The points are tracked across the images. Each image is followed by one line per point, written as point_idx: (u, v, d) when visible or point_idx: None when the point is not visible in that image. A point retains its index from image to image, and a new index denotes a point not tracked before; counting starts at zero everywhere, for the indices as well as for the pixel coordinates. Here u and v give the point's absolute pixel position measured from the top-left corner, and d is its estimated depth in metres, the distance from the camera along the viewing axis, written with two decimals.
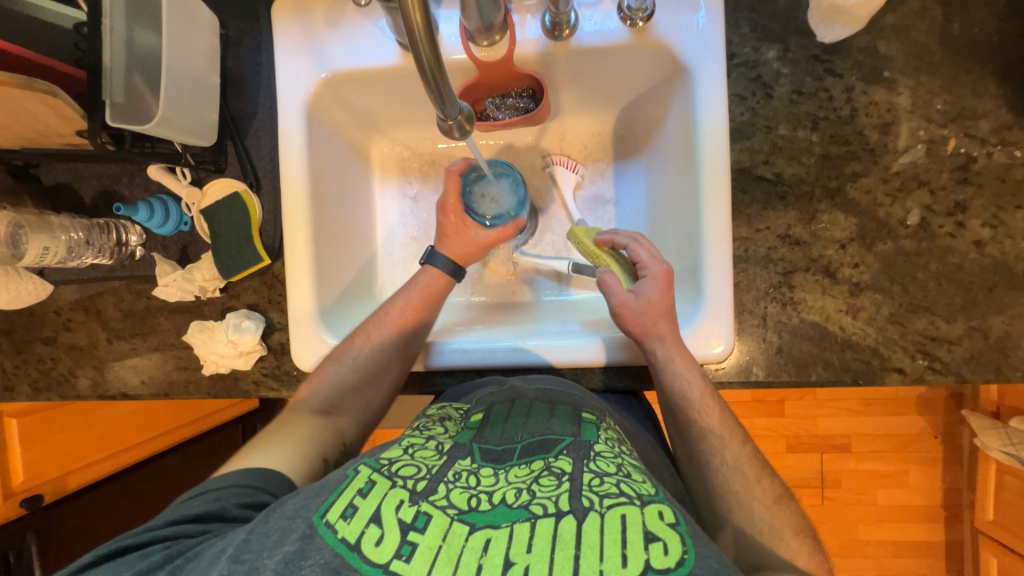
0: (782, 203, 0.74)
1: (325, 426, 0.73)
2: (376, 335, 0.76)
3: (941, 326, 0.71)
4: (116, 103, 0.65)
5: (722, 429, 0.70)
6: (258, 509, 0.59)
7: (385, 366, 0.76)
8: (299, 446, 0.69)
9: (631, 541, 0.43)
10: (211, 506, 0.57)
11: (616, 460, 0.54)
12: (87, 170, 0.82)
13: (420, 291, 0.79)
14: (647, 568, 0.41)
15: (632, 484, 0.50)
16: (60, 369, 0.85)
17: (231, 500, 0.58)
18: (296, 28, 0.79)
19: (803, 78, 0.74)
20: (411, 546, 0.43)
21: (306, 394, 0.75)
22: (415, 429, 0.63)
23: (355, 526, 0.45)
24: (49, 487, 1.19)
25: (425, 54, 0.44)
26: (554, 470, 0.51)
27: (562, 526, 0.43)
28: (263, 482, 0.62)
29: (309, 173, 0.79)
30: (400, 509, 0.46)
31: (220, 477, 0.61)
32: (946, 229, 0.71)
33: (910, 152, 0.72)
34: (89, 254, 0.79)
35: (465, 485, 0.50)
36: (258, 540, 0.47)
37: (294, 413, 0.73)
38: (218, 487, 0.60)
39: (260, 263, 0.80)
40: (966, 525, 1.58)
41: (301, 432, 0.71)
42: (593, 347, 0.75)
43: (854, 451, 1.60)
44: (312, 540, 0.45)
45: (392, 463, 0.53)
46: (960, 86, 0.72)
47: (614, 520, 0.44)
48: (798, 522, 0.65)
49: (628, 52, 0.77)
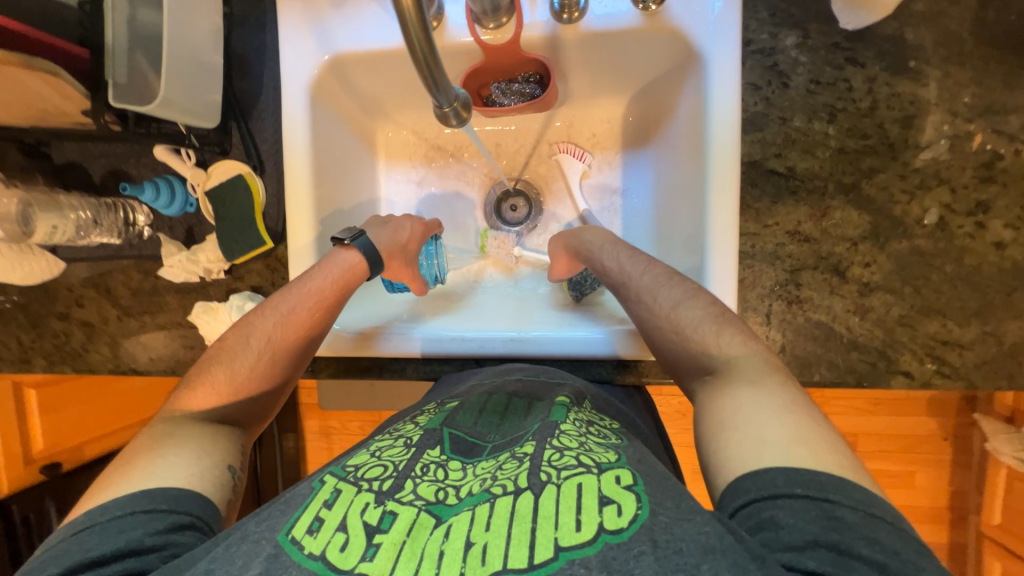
0: (793, 198, 0.71)
1: (226, 431, 0.63)
2: (279, 329, 0.71)
3: (953, 330, 0.69)
4: (119, 83, 0.67)
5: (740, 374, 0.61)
6: (178, 531, 0.51)
7: (291, 361, 0.72)
8: (187, 459, 0.57)
9: (585, 507, 0.45)
10: (120, 540, 0.49)
11: (580, 436, 0.55)
12: (95, 149, 0.83)
13: (331, 282, 0.74)
14: (601, 530, 0.43)
15: (593, 454, 0.51)
16: (74, 344, 0.87)
17: (142, 529, 0.50)
18: (300, 8, 0.78)
19: (823, 67, 0.71)
20: (376, 546, 0.45)
21: (198, 404, 0.64)
22: (385, 433, 0.63)
23: (321, 538, 0.46)
24: (66, 456, 1.23)
25: (417, 40, 0.43)
26: (518, 455, 0.53)
27: (520, 502, 0.46)
28: (170, 503, 0.52)
29: (312, 158, 0.79)
30: (366, 512, 0.48)
31: (121, 503, 0.52)
32: (966, 230, 0.68)
33: (932, 148, 0.69)
34: (98, 233, 0.82)
35: (433, 478, 0.51)
36: (219, 563, 0.45)
37: (174, 426, 0.61)
38: (122, 514, 0.51)
39: (263, 247, 0.81)
40: (971, 529, 1.56)
41: (189, 442, 0.59)
42: (597, 341, 0.75)
43: (860, 451, 1.58)
44: (279, 559, 0.45)
45: (358, 468, 0.54)
46: (991, 78, 0.68)
47: (570, 490, 0.47)
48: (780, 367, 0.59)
49: (640, 37, 0.74)
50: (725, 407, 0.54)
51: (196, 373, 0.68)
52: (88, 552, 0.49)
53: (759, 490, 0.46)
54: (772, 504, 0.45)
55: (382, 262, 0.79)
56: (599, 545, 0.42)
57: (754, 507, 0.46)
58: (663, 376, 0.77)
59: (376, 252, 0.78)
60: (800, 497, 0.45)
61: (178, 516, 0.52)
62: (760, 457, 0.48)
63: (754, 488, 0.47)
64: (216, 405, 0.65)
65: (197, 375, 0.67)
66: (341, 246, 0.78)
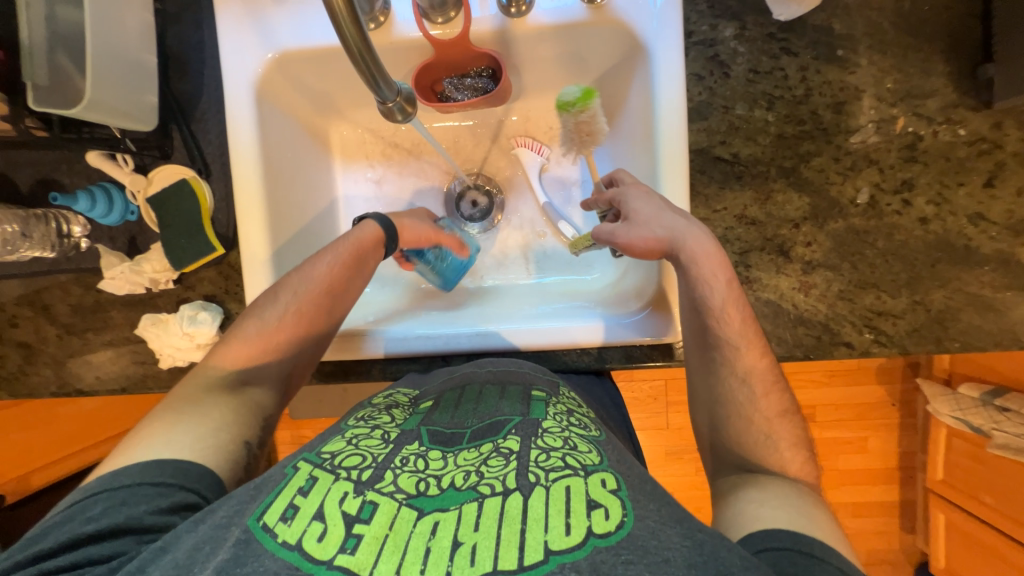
0: (739, 183, 0.75)
1: (247, 398, 0.67)
2: (303, 293, 0.72)
3: (886, 301, 0.74)
4: (39, 85, 0.63)
5: (739, 338, 0.68)
6: (180, 511, 0.53)
7: (315, 337, 0.73)
8: (207, 429, 0.61)
9: (574, 511, 0.46)
10: (124, 515, 0.51)
11: (563, 434, 0.56)
12: (20, 157, 0.77)
13: (350, 244, 0.75)
14: (589, 534, 0.45)
15: (578, 455, 0.53)
16: (9, 367, 0.82)
17: (147, 505, 0.52)
18: (239, 3, 0.75)
19: (760, 57, 0.74)
20: (357, 538, 0.44)
21: (221, 364, 0.68)
22: (359, 419, 0.62)
23: (296, 526, 0.45)
24: (13, 486, 1.18)
25: (351, 35, 0.42)
26: (503, 450, 0.53)
27: (509, 503, 0.47)
28: (181, 479, 0.55)
29: (262, 159, 0.76)
30: (345, 501, 0.47)
31: (132, 473, 0.54)
32: (893, 207, 0.73)
33: (861, 131, 0.74)
34: (29, 247, 0.76)
35: (413, 469, 0.51)
36: (185, 557, 0.45)
37: (202, 385, 0.66)
38: (130, 486, 0.53)
39: (213, 254, 0.77)
40: (919, 486, 1.68)
41: (211, 412, 0.63)
42: (593, 327, 0.76)
43: (819, 421, 1.67)
44: (249, 545, 0.45)
45: (335, 455, 0.53)
46: (909, 65, 0.73)
47: (559, 492, 0.48)
48: (796, 435, 0.67)
49: (587, 31, 0.75)
50: (774, 487, 0.60)
51: (231, 329, 0.72)
52: (92, 522, 0.50)
53: (792, 544, 0.51)
54: (807, 558, 0.50)
55: (398, 240, 0.78)
56: (588, 548, 0.44)
57: (785, 555, 0.50)
58: (626, 362, 0.79)
59: (393, 228, 0.77)
60: (835, 568, 0.49)
61: (185, 492, 0.55)
62: (798, 525, 0.54)
63: (787, 540, 0.52)
64: (242, 364, 0.69)
65: (229, 332, 0.71)
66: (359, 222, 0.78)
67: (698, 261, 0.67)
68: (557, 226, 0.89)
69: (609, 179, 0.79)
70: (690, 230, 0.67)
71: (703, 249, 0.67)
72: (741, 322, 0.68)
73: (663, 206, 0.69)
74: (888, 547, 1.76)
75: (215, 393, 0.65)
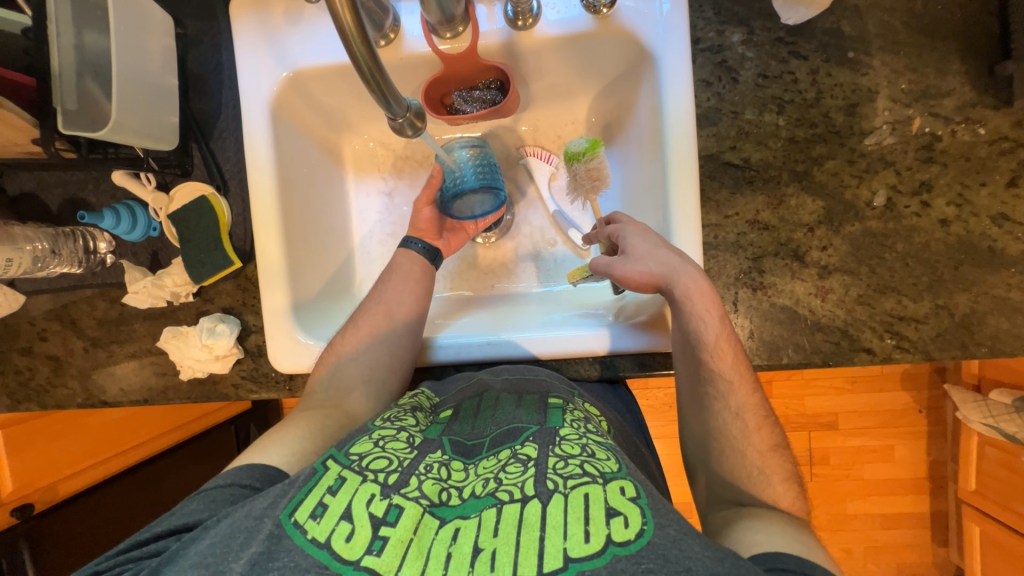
0: (750, 188, 0.74)
1: (328, 408, 0.71)
2: (353, 331, 0.77)
3: (908, 305, 0.72)
4: (69, 110, 0.66)
5: (732, 375, 0.68)
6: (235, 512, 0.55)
7: (359, 357, 0.76)
8: (295, 435, 0.67)
9: (593, 518, 0.46)
10: (187, 515, 0.54)
11: (581, 441, 0.55)
12: (50, 178, 0.81)
13: (389, 279, 0.81)
14: (609, 542, 0.44)
15: (596, 462, 0.52)
16: (38, 379, 0.85)
17: (209, 505, 0.55)
18: (256, 25, 0.78)
19: (769, 61, 0.74)
20: (383, 540, 0.45)
21: (312, 387, 0.74)
22: (384, 419, 0.61)
23: (324, 524, 0.46)
24: (39, 496, 1.12)
25: (359, 51, 0.44)
26: (520, 457, 0.53)
27: (528, 510, 0.47)
28: (259, 480, 0.59)
29: (277, 176, 0.78)
30: (371, 504, 0.48)
31: (210, 478, 0.59)
32: (912, 209, 0.71)
33: (876, 133, 0.72)
34: (57, 263, 0.79)
35: (437, 476, 0.52)
36: (221, 541, 0.47)
37: (305, 398, 0.73)
38: (208, 487, 0.57)
39: (231, 267, 0.79)
40: (950, 496, 1.61)
41: (300, 419, 0.69)
42: (595, 337, 0.74)
43: (841, 429, 1.62)
44: (281, 541, 0.46)
45: (363, 456, 0.53)
46: (924, 65, 0.71)
47: (578, 500, 0.47)
48: (786, 469, 0.67)
49: (593, 41, 0.76)
50: (781, 522, 0.60)
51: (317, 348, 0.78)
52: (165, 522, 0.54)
53: (799, 567, 0.51)
54: None
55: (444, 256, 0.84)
56: (608, 556, 0.43)
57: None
58: (639, 370, 0.78)
59: (433, 250, 0.83)
60: None
61: (249, 489, 0.58)
62: (799, 550, 0.54)
63: (791, 563, 0.51)
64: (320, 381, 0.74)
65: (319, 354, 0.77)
66: (406, 252, 0.83)
67: (691, 298, 0.66)
68: (567, 235, 0.90)
69: (607, 218, 0.78)
70: (684, 267, 0.67)
71: (698, 286, 0.67)
72: (733, 357, 0.69)
73: (658, 243, 0.70)
74: (920, 560, 1.67)
75: (309, 404, 0.72)
